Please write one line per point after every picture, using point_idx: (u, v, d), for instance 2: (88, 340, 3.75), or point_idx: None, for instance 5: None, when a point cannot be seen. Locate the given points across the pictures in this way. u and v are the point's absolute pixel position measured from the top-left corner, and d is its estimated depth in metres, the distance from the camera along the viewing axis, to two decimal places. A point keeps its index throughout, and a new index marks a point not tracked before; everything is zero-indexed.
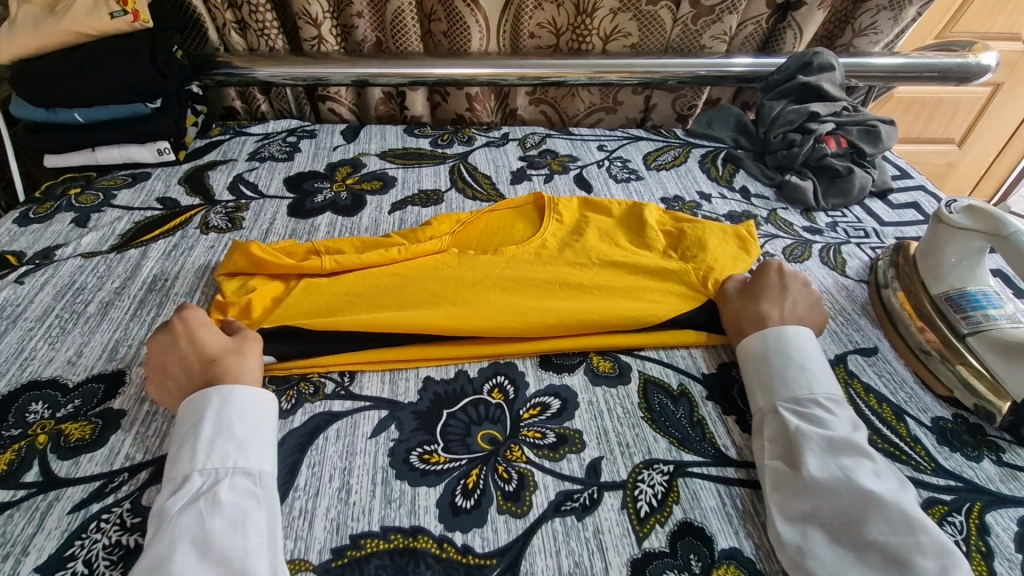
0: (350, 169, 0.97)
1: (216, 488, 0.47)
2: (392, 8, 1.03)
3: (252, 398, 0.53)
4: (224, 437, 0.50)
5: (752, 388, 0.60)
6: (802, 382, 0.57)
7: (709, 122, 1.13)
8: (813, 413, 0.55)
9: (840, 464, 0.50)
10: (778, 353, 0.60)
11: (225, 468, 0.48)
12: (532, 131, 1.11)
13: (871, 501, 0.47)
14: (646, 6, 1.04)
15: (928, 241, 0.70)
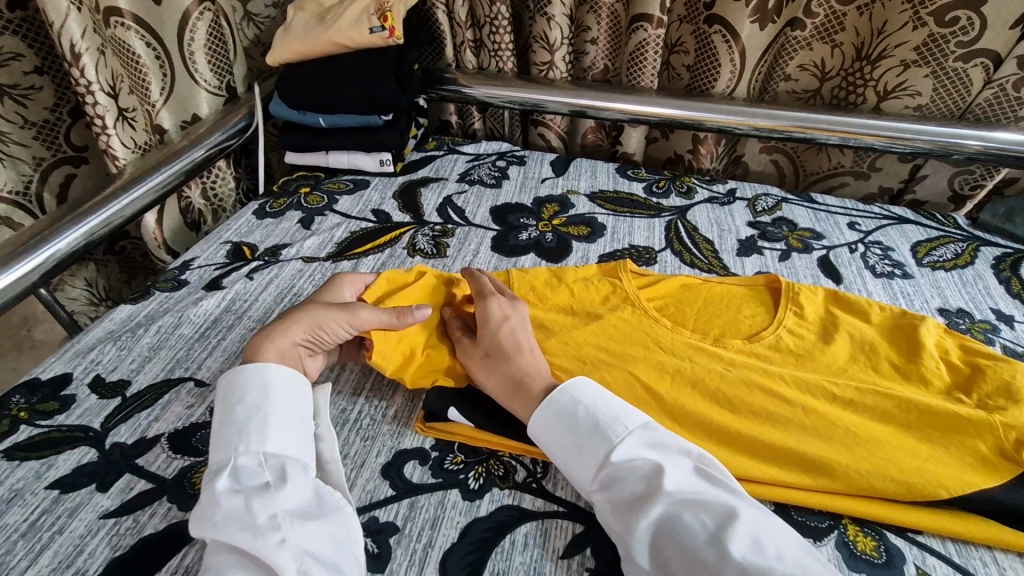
0: (557, 208, 0.91)
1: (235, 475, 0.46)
2: (637, 39, 0.94)
3: (266, 384, 0.52)
4: (227, 428, 0.49)
5: (563, 465, 0.52)
6: (601, 441, 0.50)
7: (1008, 214, 0.87)
8: (622, 478, 0.48)
9: (678, 528, 0.44)
10: (554, 420, 0.52)
11: (231, 455, 0.47)
12: (764, 191, 0.96)
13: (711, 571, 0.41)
14: (956, 62, 0.83)
15: None
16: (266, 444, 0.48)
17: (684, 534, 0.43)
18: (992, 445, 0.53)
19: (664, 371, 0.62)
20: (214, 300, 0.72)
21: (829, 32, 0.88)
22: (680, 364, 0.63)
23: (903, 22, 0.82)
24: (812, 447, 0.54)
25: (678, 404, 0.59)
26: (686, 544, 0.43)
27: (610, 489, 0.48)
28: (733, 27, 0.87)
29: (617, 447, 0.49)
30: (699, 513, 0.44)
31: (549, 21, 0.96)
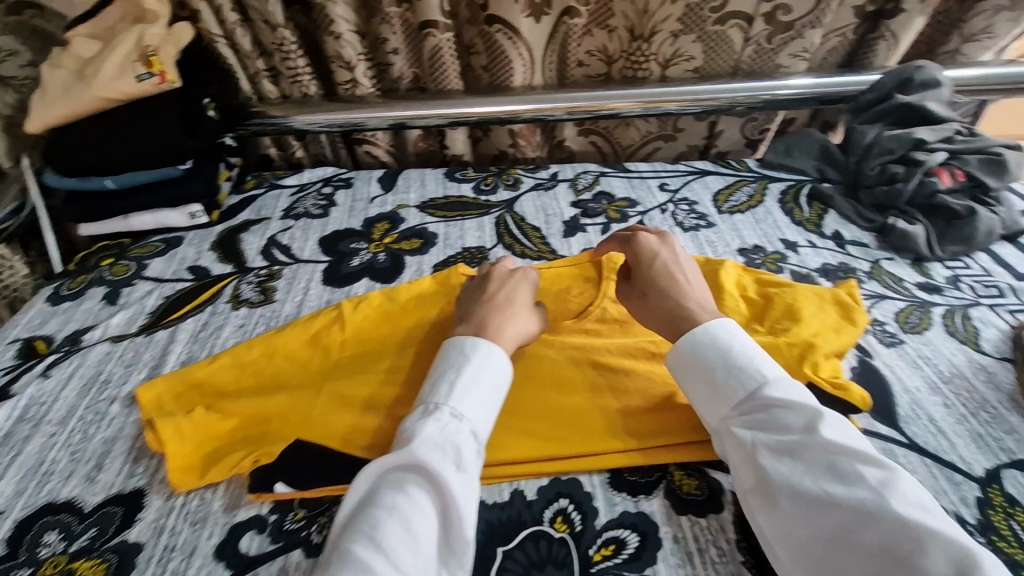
0: (388, 225, 0.90)
1: (433, 418, 0.51)
2: (431, 44, 0.95)
3: (488, 354, 0.57)
4: (457, 381, 0.54)
5: (698, 402, 0.55)
6: (739, 386, 0.52)
7: (787, 151, 0.98)
8: (770, 411, 0.50)
9: (836, 472, 0.45)
10: (694, 367, 0.55)
11: (430, 403, 0.53)
12: (583, 169, 1.01)
13: (868, 516, 0.42)
14: (714, 26, 0.92)
15: None
16: (467, 407, 0.52)
17: (843, 476, 0.44)
18: (784, 365, 0.59)
19: None
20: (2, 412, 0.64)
21: (602, 20, 0.93)
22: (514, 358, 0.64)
23: None
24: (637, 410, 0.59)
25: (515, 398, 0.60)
26: (848, 489, 0.44)
27: (753, 430, 0.50)
28: (514, 24, 0.91)
29: (768, 383, 0.51)
30: (863, 468, 0.44)
31: (338, 40, 0.94)
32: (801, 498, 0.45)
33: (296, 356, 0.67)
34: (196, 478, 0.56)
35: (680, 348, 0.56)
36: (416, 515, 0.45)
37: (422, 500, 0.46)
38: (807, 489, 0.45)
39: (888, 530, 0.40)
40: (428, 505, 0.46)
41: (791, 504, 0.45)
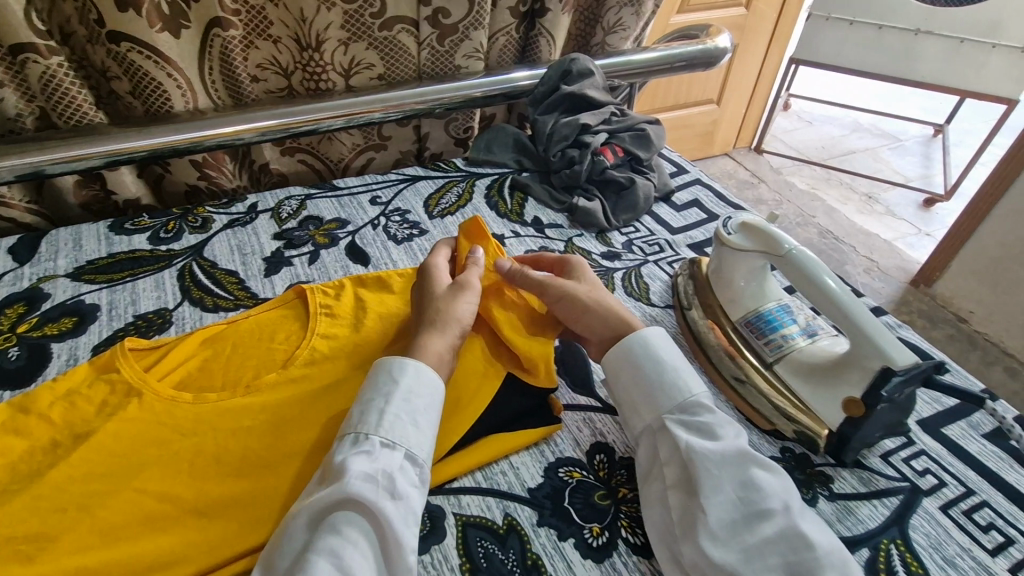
0: (24, 307, 0.70)
1: (367, 456, 0.46)
2: (35, 73, 0.75)
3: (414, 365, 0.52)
4: (387, 409, 0.49)
5: (630, 404, 0.55)
6: (679, 392, 0.53)
7: (487, 146, 1.03)
8: (701, 419, 0.51)
9: (754, 481, 0.46)
10: (636, 368, 0.55)
11: (360, 431, 0.48)
12: (286, 194, 0.92)
13: (780, 521, 0.44)
14: (381, 32, 0.90)
15: (716, 262, 0.65)
16: (394, 430, 0.48)
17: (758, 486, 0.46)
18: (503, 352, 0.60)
19: (181, 458, 0.53)
20: None
21: (261, 29, 0.85)
22: (201, 439, 0.54)
23: (314, 7, 0.84)
24: None
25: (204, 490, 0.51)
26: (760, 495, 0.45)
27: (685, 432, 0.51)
28: (149, 43, 0.76)
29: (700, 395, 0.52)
30: (764, 477, 0.47)
31: None
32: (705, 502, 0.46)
33: None
34: None
35: (621, 354, 0.56)
36: (357, 551, 0.43)
37: (358, 536, 0.43)
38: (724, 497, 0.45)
39: (790, 538, 0.43)
40: (366, 537, 0.44)
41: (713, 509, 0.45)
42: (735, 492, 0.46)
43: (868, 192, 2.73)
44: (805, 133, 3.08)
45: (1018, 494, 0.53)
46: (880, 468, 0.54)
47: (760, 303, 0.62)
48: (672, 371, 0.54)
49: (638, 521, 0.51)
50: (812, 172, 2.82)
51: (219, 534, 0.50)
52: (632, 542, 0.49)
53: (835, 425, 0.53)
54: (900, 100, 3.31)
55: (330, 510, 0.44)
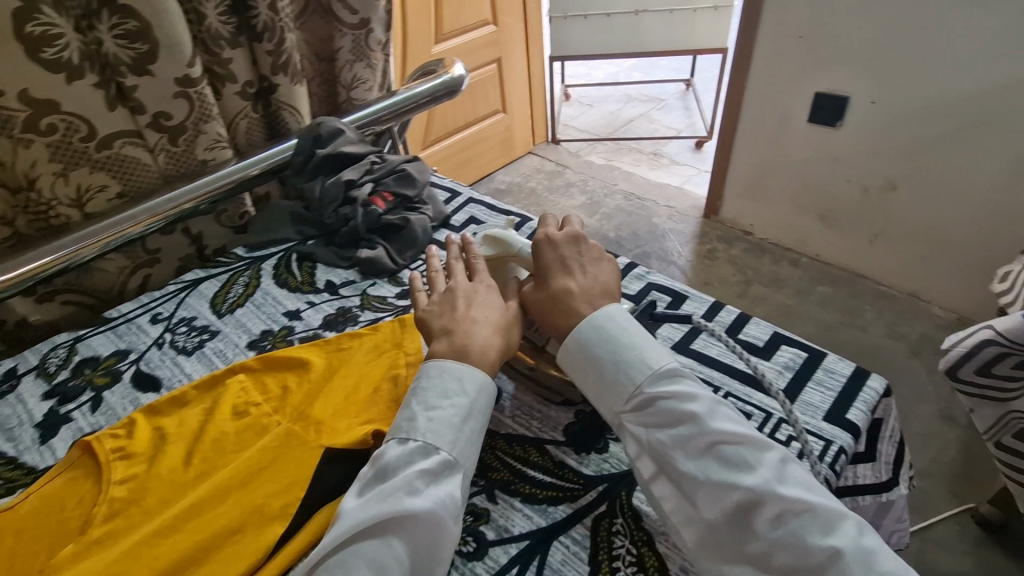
0: None
1: (426, 472, 0.51)
2: None
3: (483, 380, 0.57)
4: (455, 424, 0.53)
5: (594, 395, 0.58)
6: (627, 380, 0.56)
7: (265, 227, 1.02)
8: (659, 401, 0.54)
9: (728, 459, 0.50)
10: (576, 358, 0.59)
11: (427, 443, 0.52)
12: (50, 345, 0.84)
13: (759, 497, 0.48)
14: (101, 152, 0.86)
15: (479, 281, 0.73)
16: (454, 445, 0.53)
17: (732, 461, 0.49)
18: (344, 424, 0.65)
19: None
20: None
21: None
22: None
23: (9, 150, 0.78)
24: None
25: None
26: (739, 471, 0.49)
27: (642, 421, 0.55)
28: None
29: (654, 376, 0.55)
30: (737, 452, 0.50)
31: None
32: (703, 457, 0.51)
33: None
34: None
35: (569, 345, 0.59)
36: (401, 566, 0.47)
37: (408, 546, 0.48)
38: (711, 479, 0.49)
39: (772, 510, 0.47)
40: (408, 550, 0.48)
41: (703, 495, 0.50)
42: (713, 475, 0.50)
43: (652, 151, 3.12)
44: (589, 115, 3.43)
45: (746, 376, 0.67)
46: None
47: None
48: (622, 356, 0.57)
49: (467, 530, 0.55)
50: (605, 147, 3.15)
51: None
52: (465, 551, 0.54)
53: None
54: (653, 68, 3.84)
55: (377, 523, 0.48)
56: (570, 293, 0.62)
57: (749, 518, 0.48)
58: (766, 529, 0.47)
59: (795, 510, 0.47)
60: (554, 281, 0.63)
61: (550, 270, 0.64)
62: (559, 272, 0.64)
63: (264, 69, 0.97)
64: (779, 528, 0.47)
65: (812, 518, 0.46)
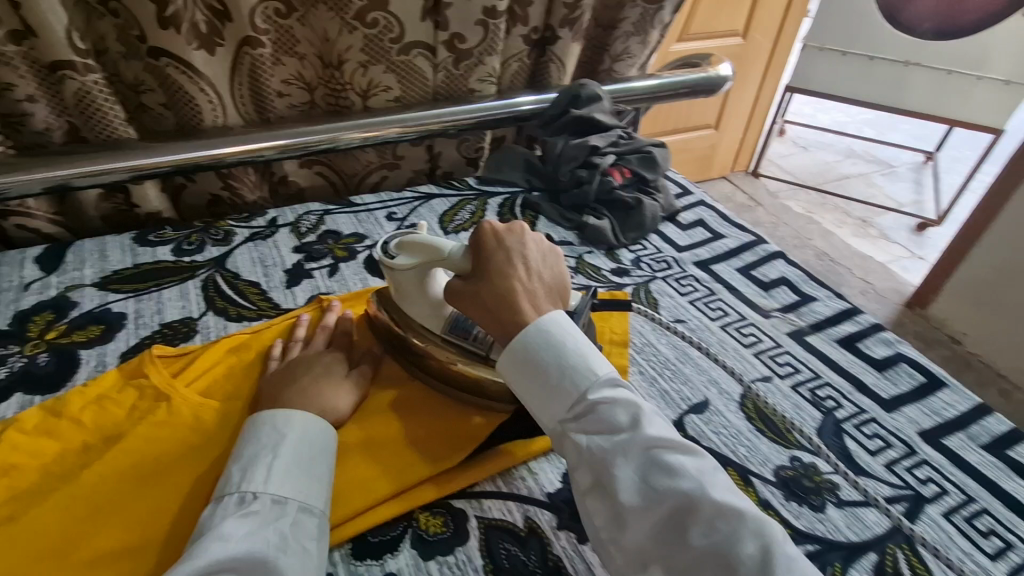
0: (53, 315, 0.72)
1: (261, 517, 0.44)
2: (74, 88, 0.79)
3: (322, 426, 0.53)
4: (281, 465, 0.48)
5: (534, 406, 0.51)
6: (571, 387, 0.49)
7: (497, 167, 1.07)
8: (596, 411, 0.47)
9: (658, 470, 0.43)
10: (518, 361, 0.51)
11: (246, 490, 0.46)
12: (305, 210, 0.94)
13: (692, 514, 0.41)
14: (399, 56, 0.94)
15: (396, 286, 0.64)
16: (290, 485, 0.47)
17: (670, 473, 0.43)
18: None
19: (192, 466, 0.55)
20: None
21: (288, 46, 0.89)
22: (167, 471, 0.54)
23: (338, 28, 0.88)
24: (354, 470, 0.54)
25: (178, 519, 0.52)
26: (674, 484, 0.42)
27: (582, 432, 0.48)
28: (182, 58, 0.81)
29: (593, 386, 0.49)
30: (674, 457, 0.44)
31: None
32: (632, 469, 0.44)
33: None
34: None
35: (513, 349, 0.52)
36: None
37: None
38: (650, 484, 0.43)
39: (706, 515, 0.41)
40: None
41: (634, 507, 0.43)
42: (651, 480, 0.43)
43: (861, 216, 2.78)
44: (800, 158, 3.14)
45: (1016, 506, 0.58)
46: (889, 479, 0.59)
47: (438, 318, 0.62)
48: (564, 359, 0.50)
49: None
50: (807, 195, 2.87)
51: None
52: None
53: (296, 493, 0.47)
54: (890, 128, 3.40)
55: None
56: (518, 280, 0.55)
57: (683, 532, 0.41)
58: (704, 541, 0.40)
59: (726, 516, 0.41)
60: (496, 267, 0.55)
61: (488, 253, 0.56)
62: (503, 257, 0.56)
63: (554, 20, 0.99)
64: (715, 546, 0.40)
65: (748, 523, 0.40)
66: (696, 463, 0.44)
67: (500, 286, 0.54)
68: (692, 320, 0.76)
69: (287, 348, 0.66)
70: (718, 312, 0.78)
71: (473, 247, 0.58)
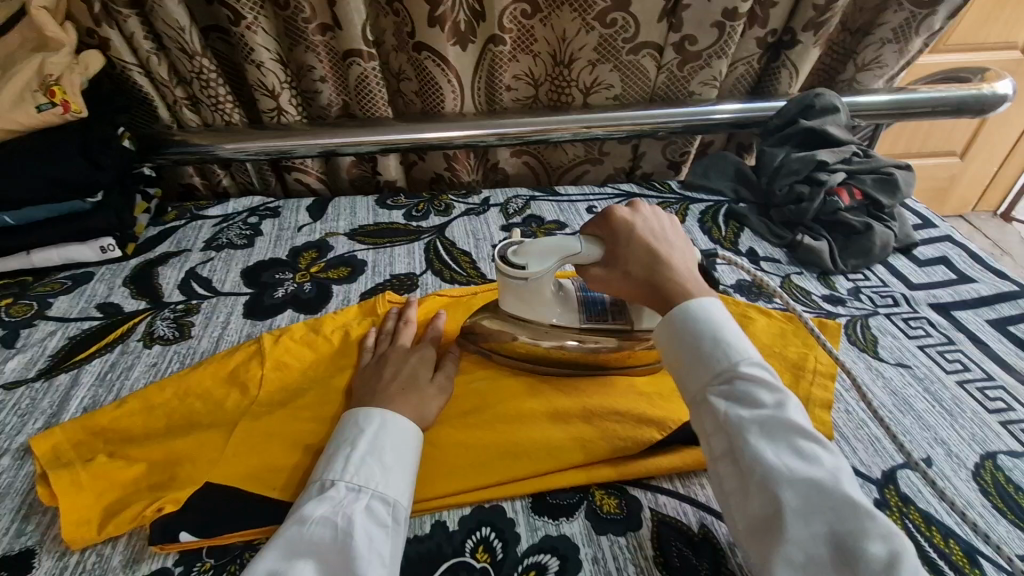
0: (315, 254, 0.89)
1: (338, 504, 0.47)
2: (356, 73, 0.95)
3: (405, 423, 0.54)
4: (356, 457, 0.50)
5: (677, 375, 0.52)
6: (720, 359, 0.49)
7: (705, 172, 1.03)
8: (741, 388, 0.47)
9: (793, 451, 0.44)
10: (672, 329, 0.53)
11: (325, 479, 0.49)
12: (514, 193, 1.03)
13: (822, 499, 0.41)
14: (629, 55, 0.96)
15: (516, 299, 0.62)
16: (365, 475, 0.49)
17: (806, 458, 0.43)
18: None
19: None
20: None
21: (526, 45, 0.96)
22: None
23: (577, 29, 0.93)
24: (541, 434, 0.58)
25: None
26: (806, 467, 0.43)
27: (726, 401, 0.47)
28: (441, 53, 0.91)
29: (740, 362, 0.49)
30: (809, 445, 0.44)
31: (260, 68, 0.92)
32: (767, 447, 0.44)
33: (199, 389, 0.65)
34: (92, 533, 0.52)
35: (669, 316, 0.53)
36: None
37: None
38: (771, 463, 0.43)
39: (836, 506, 0.41)
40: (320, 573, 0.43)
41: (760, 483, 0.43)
42: (781, 457, 0.44)
43: None
44: None
45: None
46: None
47: (569, 311, 0.64)
48: (717, 333, 0.51)
49: None
50: None
51: (426, 475, 0.55)
52: None
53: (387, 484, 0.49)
54: None
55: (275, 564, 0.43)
56: (667, 258, 0.57)
57: (792, 511, 0.41)
58: (825, 529, 0.40)
59: (857, 514, 0.40)
60: (643, 246, 0.58)
61: (634, 231, 0.59)
62: (648, 236, 0.59)
63: (798, 22, 0.93)
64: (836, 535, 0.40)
65: (879, 524, 0.40)
66: (833, 461, 0.44)
67: (650, 265, 0.57)
68: (919, 368, 0.67)
69: (377, 339, 0.68)
70: (956, 364, 0.67)
71: (613, 226, 0.60)
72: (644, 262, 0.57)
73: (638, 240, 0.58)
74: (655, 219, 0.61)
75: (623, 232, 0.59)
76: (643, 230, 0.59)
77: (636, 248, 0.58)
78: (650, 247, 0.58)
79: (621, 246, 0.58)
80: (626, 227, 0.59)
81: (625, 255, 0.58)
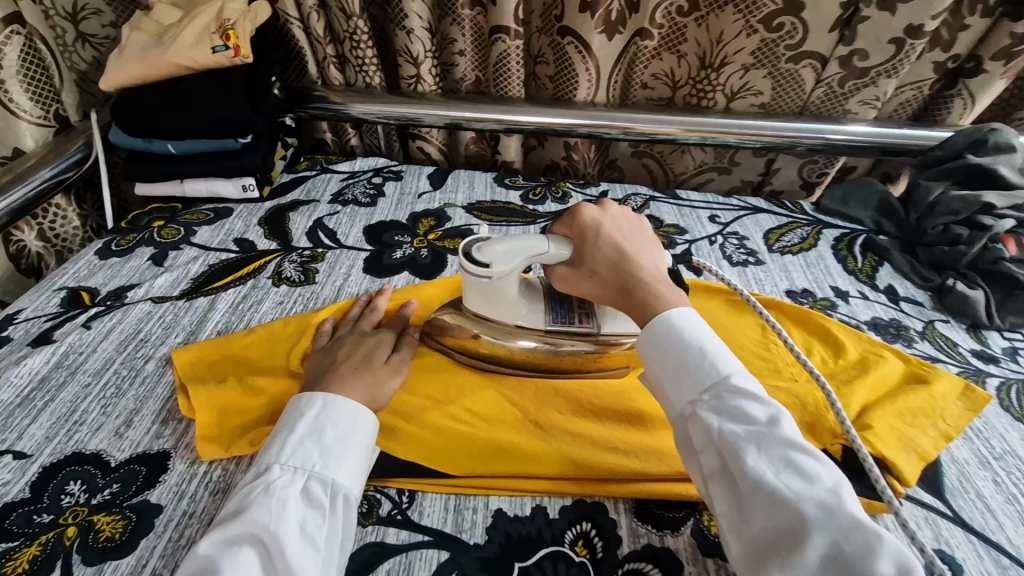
0: (433, 222, 0.90)
1: (271, 488, 0.45)
2: (498, 50, 0.95)
3: (354, 405, 0.52)
4: (295, 440, 0.48)
5: (661, 387, 0.49)
6: (710, 370, 0.46)
7: (844, 197, 0.96)
8: (733, 401, 0.44)
9: (784, 468, 0.40)
10: (655, 335, 0.49)
11: (266, 464, 0.47)
12: (634, 191, 1.00)
13: (818, 519, 0.37)
14: (787, 63, 0.91)
15: (479, 296, 0.60)
16: (303, 459, 0.47)
17: (802, 475, 0.40)
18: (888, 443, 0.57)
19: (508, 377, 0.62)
20: (42, 357, 0.65)
21: (674, 43, 0.93)
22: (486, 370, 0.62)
23: (736, 30, 0.88)
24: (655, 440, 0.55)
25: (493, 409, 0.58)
26: (799, 486, 0.39)
27: (715, 413, 0.44)
28: (587, 39, 0.90)
29: (729, 376, 0.45)
30: (805, 460, 0.40)
31: (409, 35, 0.94)
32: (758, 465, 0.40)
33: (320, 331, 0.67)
34: (220, 449, 0.56)
35: (651, 323, 0.50)
36: None
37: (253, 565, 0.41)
38: (767, 480, 0.40)
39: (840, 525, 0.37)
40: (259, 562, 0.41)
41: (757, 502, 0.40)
42: (776, 473, 0.40)
43: None
44: None
45: None
46: None
47: (535, 311, 0.62)
48: (707, 345, 0.47)
49: None
50: None
51: (525, 456, 0.55)
52: None
53: (327, 470, 0.47)
54: None
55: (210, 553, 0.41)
56: (634, 262, 0.54)
57: (793, 530, 0.38)
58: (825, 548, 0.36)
59: (864, 534, 0.36)
60: (610, 246, 0.55)
61: (599, 232, 0.56)
62: (616, 235, 0.56)
63: (988, 49, 0.84)
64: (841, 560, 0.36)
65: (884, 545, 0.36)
66: (834, 478, 0.40)
67: (618, 268, 0.54)
68: None
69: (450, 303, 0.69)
70: None
71: (578, 227, 0.57)
72: (612, 266, 0.54)
73: (604, 243, 0.55)
74: (622, 217, 0.58)
75: (587, 232, 0.56)
76: (609, 231, 0.56)
77: (601, 247, 0.55)
78: (617, 246, 0.55)
79: (588, 249, 0.56)
80: (592, 226, 0.56)
81: (593, 256, 0.56)
